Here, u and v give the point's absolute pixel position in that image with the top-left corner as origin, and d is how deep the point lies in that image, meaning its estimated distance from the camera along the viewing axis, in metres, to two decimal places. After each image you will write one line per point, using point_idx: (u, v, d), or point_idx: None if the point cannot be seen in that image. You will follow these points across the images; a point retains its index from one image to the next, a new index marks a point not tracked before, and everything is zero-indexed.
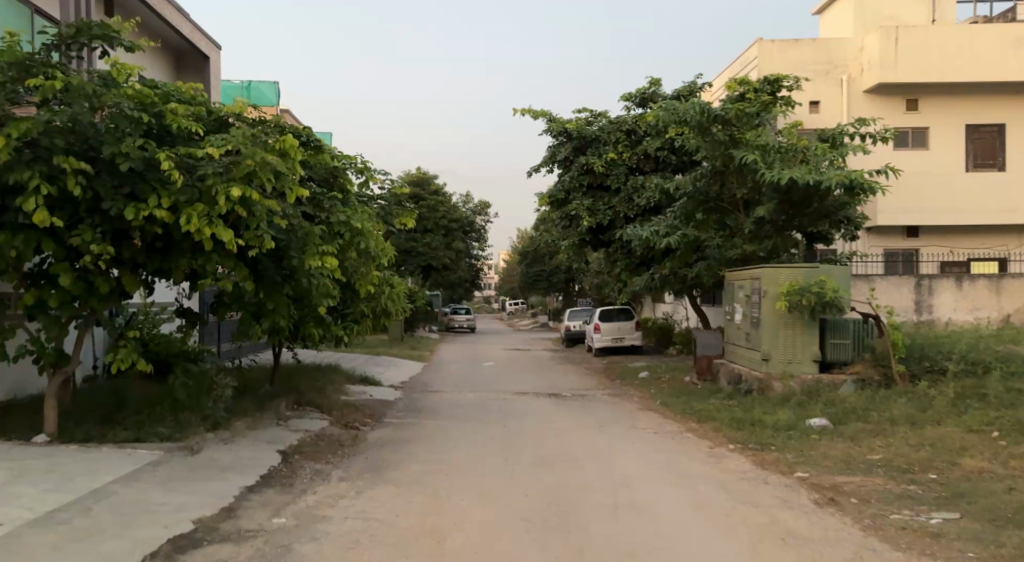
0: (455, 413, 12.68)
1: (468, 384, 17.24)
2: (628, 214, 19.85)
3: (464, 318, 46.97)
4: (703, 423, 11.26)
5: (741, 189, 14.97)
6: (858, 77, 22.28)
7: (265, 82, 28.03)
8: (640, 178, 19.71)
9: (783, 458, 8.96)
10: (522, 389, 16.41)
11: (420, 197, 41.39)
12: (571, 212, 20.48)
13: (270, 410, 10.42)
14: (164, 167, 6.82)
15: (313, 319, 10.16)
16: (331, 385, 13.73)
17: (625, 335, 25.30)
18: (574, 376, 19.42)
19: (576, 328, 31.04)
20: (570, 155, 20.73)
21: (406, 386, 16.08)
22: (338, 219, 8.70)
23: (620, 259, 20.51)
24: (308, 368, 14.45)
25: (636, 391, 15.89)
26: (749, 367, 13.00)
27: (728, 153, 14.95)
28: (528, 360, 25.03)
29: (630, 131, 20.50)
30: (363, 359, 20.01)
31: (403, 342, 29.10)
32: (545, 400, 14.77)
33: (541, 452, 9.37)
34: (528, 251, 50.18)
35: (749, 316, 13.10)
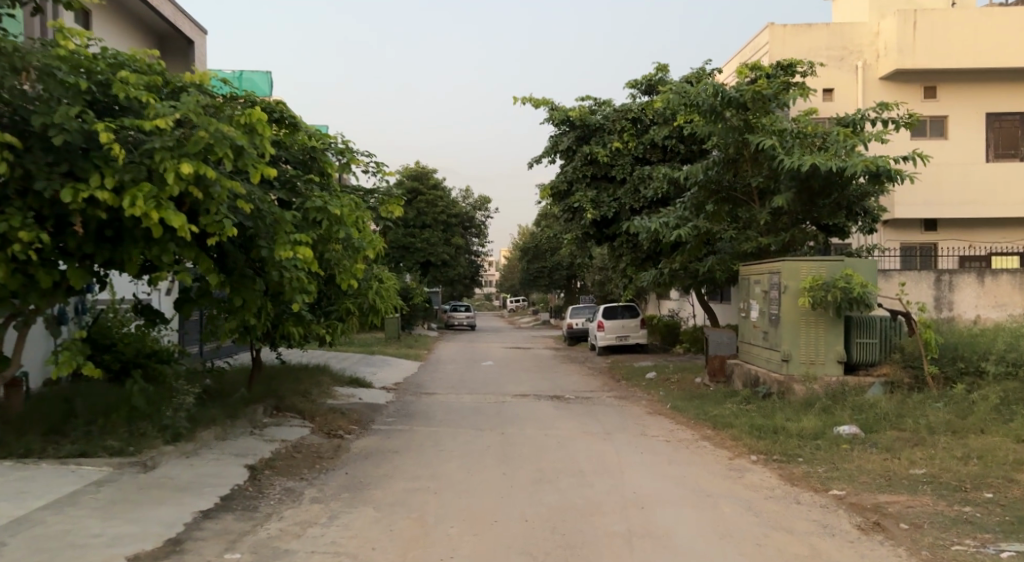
0: (449, 419, 11.73)
1: (465, 385, 16.28)
2: (633, 205, 18.87)
3: (464, 315, 45.98)
4: (719, 431, 10.30)
5: (757, 177, 14.01)
6: (874, 62, 21.25)
7: (258, 74, 27.03)
8: (647, 168, 18.73)
9: (814, 473, 8.01)
10: (522, 391, 15.45)
11: (419, 191, 40.42)
12: (574, 205, 19.52)
13: (244, 418, 9.46)
14: (103, 140, 5.88)
15: (292, 318, 9.24)
16: (317, 388, 12.78)
17: (630, 333, 24.35)
18: (577, 376, 18.45)
19: (579, 325, 30.07)
20: (573, 145, 19.77)
21: (398, 388, 15.14)
22: (314, 204, 7.76)
23: (626, 254, 19.54)
24: (294, 369, 13.50)
25: (643, 393, 14.93)
26: (767, 368, 12.03)
27: (743, 140, 14.00)
28: (529, 359, 24.07)
29: (636, 119, 19.52)
30: (356, 359, 19.05)
31: (399, 340, 28.12)
32: (547, 404, 13.82)
33: (543, 466, 8.41)
34: (529, 247, 49.21)
35: (767, 314, 12.14)
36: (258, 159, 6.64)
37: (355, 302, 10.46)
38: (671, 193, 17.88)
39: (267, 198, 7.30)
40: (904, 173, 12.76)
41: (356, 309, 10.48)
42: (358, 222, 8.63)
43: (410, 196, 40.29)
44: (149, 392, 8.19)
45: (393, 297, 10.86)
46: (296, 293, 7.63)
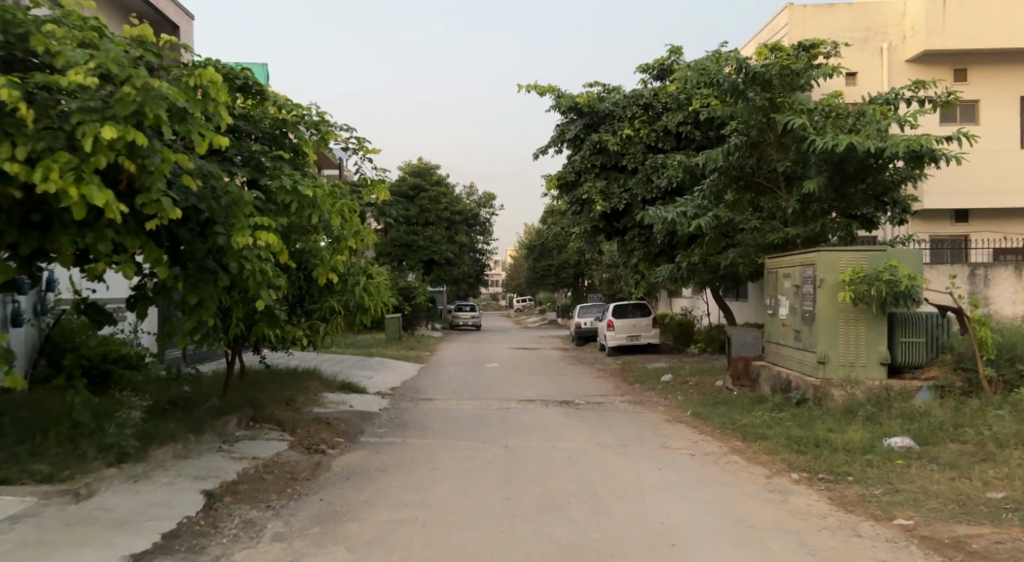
0: (447, 429, 10.58)
1: (466, 389, 15.15)
2: (646, 196, 17.70)
3: (469, 315, 44.84)
4: (750, 443, 9.12)
5: (783, 162, 12.85)
6: (901, 44, 20.00)
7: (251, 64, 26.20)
8: (660, 157, 17.53)
9: (870, 496, 6.83)
10: (528, 396, 14.31)
11: (421, 188, 39.33)
12: (582, 196, 18.32)
13: (212, 431, 8.33)
14: (8, 100, 4.76)
15: (266, 317, 8.15)
16: (304, 395, 11.66)
17: (642, 333, 23.24)
18: (587, 380, 17.29)
19: (587, 325, 28.91)
20: (581, 133, 18.62)
21: (394, 393, 14.00)
22: (281, 184, 6.63)
23: (638, 248, 18.36)
24: (279, 373, 12.37)
25: (659, 397, 13.76)
26: (800, 372, 10.84)
27: (767, 122, 12.85)
28: (535, 361, 22.92)
29: (648, 105, 18.35)
30: (351, 363, 17.93)
31: (400, 341, 27.00)
32: (555, 411, 12.66)
33: (552, 487, 7.25)
34: (535, 245, 48.04)
35: (799, 311, 10.96)
36: (207, 126, 5.53)
37: (340, 299, 9.38)
38: (687, 182, 16.68)
39: (224, 175, 6.21)
40: (948, 154, 11.56)
41: (341, 306, 9.40)
42: (336, 207, 7.48)
43: (412, 193, 39.21)
44: (95, 405, 7.06)
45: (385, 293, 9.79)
46: (261, 287, 6.53)
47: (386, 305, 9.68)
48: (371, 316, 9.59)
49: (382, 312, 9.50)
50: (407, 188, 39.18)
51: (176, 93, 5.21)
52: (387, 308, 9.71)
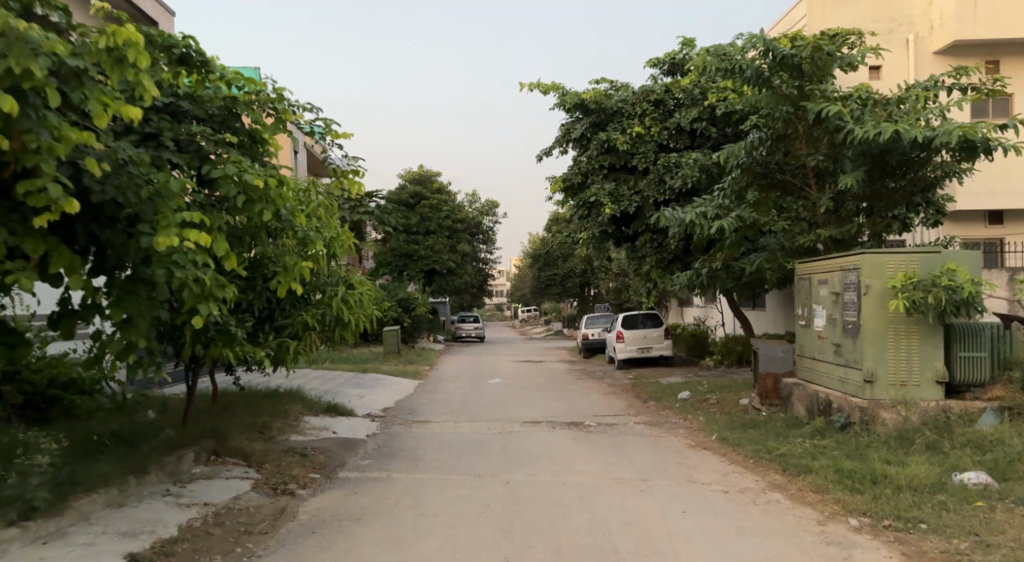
0: (440, 459, 9.28)
1: (465, 409, 13.87)
2: (658, 198, 16.43)
3: (473, 326, 43.54)
4: (792, 480, 7.82)
5: (814, 156, 11.59)
6: (928, 35, 18.72)
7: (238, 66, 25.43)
8: (674, 155, 16.27)
9: (955, 554, 5.52)
10: (533, 416, 13.01)
11: (422, 196, 38.10)
12: (590, 199, 17.05)
13: (159, 471, 7.08)
14: None
15: (221, 335, 6.90)
16: (282, 422, 10.42)
17: (653, 344, 21.94)
18: (596, 397, 15.98)
19: (595, 336, 27.59)
20: (587, 133, 17.37)
21: (385, 416, 12.70)
22: (224, 172, 5.36)
23: (651, 254, 17.11)
24: (254, 397, 11.09)
25: (677, 418, 12.46)
26: (841, 391, 9.53)
27: (795, 112, 11.63)
28: (541, 375, 21.61)
29: (659, 102, 17.11)
30: (342, 380, 16.65)
31: (399, 354, 25.72)
32: (563, 435, 11.35)
33: (562, 541, 5.95)
34: (540, 254, 46.76)
35: (840, 321, 9.67)
36: (113, 94, 4.28)
37: (316, 312, 8.12)
38: (704, 181, 15.42)
39: (147, 161, 4.96)
40: (1005, 143, 10.27)
41: (317, 320, 8.16)
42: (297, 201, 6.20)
43: (413, 201, 37.95)
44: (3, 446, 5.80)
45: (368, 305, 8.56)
46: (200, 300, 5.28)
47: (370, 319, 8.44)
48: (352, 332, 8.35)
49: (365, 328, 8.27)
50: (407, 196, 37.94)
51: (53, 45, 3.97)
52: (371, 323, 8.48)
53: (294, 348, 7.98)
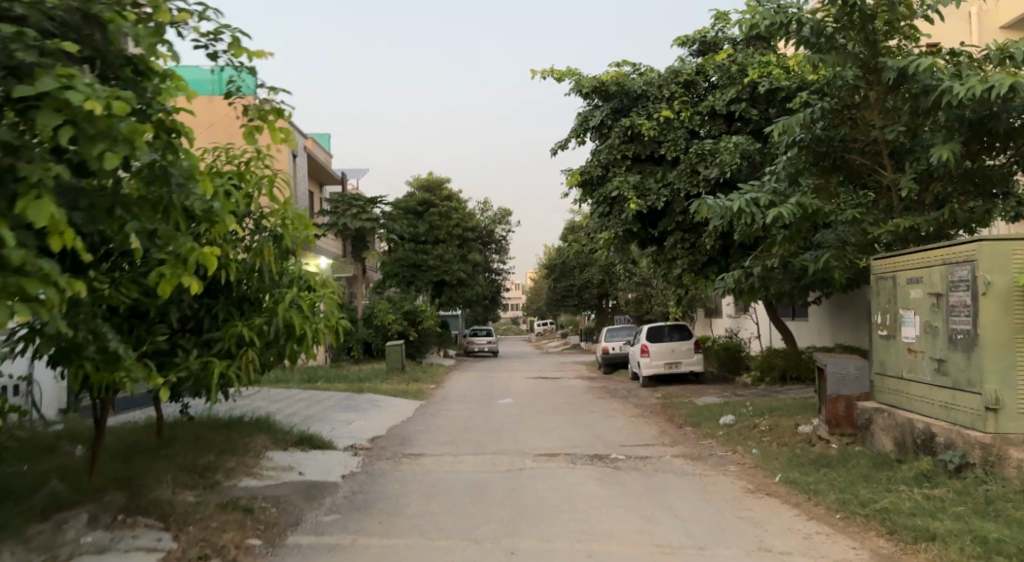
0: (427, 511, 7.16)
1: (469, 438, 11.75)
2: (690, 191, 14.25)
3: (486, 340, 41.42)
4: (907, 551, 5.63)
5: (893, 127, 9.44)
6: (994, 8, 16.47)
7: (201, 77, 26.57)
8: (708, 142, 14.11)
9: None
10: (548, 448, 10.88)
11: (431, 203, 36.04)
12: (611, 194, 14.88)
13: (20, 546, 5.01)
14: None
15: (103, 355, 4.84)
16: (238, 463, 8.38)
17: (681, 359, 19.75)
18: (622, 421, 13.80)
19: (616, 350, 25.40)
20: (608, 120, 15.25)
21: (371, 449, 10.61)
22: (38, 92, 3.31)
23: (682, 256, 14.92)
24: (206, 432, 9.04)
25: (724, 451, 10.29)
26: (948, 421, 7.35)
27: (865, 76, 9.59)
28: (558, 394, 19.44)
29: (690, 84, 15.03)
30: (331, 403, 14.61)
31: (403, 372, 23.65)
32: (585, 474, 9.20)
33: None
34: (556, 263, 44.60)
35: (943, 330, 7.50)
36: None
37: (256, 323, 6.10)
38: (745, 169, 13.30)
39: None
40: None
41: (256, 333, 6.13)
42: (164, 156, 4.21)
43: (421, 208, 35.88)
44: None
45: (335, 314, 6.58)
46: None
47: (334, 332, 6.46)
48: (310, 349, 6.33)
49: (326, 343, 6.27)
50: (416, 203, 35.88)
51: None
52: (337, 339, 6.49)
53: (229, 369, 5.93)
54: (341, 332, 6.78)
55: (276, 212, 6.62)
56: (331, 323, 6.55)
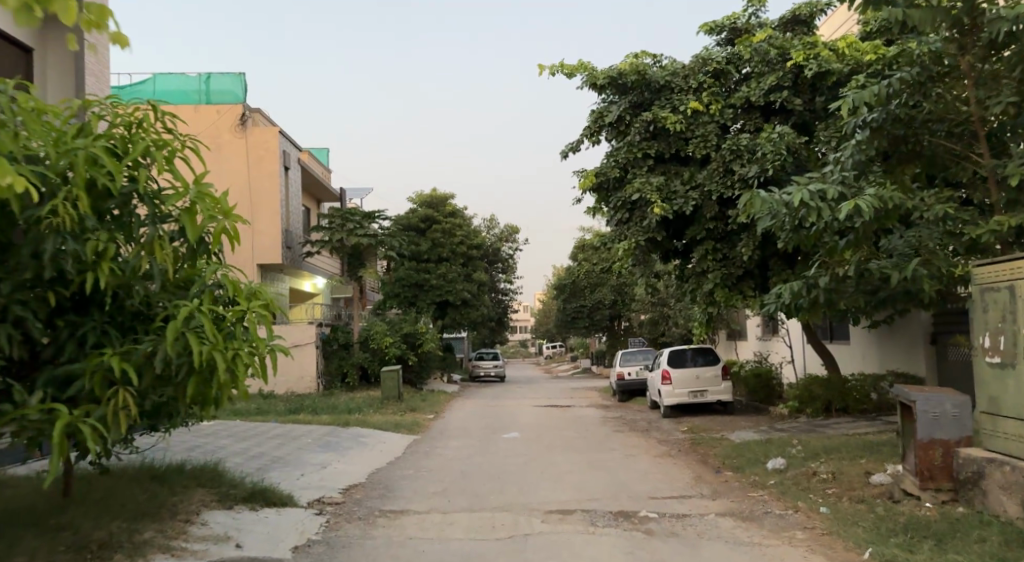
0: None
1: (465, 486, 9.75)
2: (724, 194, 12.25)
3: (492, 364, 39.38)
4: None
5: (996, 101, 7.46)
6: None
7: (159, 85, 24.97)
8: (745, 136, 12.17)
9: None
10: (560, 500, 8.87)
11: (434, 220, 34.23)
12: (630, 198, 12.87)
13: None
14: None
15: None
16: (153, 534, 6.42)
17: (707, 387, 17.73)
18: (647, 462, 11.79)
19: (632, 376, 23.36)
20: (626, 115, 13.27)
21: (342, 503, 8.64)
22: None
23: (713, 269, 12.89)
24: (121, 490, 7.09)
25: (781, 508, 8.26)
26: None
27: (957, 38, 7.65)
28: (570, 426, 17.43)
29: (721, 73, 13.07)
30: (308, 443, 12.66)
31: (400, 401, 21.67)
32: (610, 540, 7.17)
33: None
34: (565, 284, 42.53)
35: None
36: None
37: (138, 356, 4.25)
38: (790, 165, 11.36)
39: None
40: None
41: (136, 364, 4.22)
42: None
43: (424, 225, 34.16)
44: None
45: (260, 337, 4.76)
46: None
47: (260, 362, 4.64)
48: (221, 386, 4.49)
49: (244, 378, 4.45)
50: (418, 220, 34.12)
51: None
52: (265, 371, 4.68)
53: (86, 419, 4.00)
54: (270, 361, 4.97)
55: (178, 193, 4.68)
56: (255, 349, 4.72)
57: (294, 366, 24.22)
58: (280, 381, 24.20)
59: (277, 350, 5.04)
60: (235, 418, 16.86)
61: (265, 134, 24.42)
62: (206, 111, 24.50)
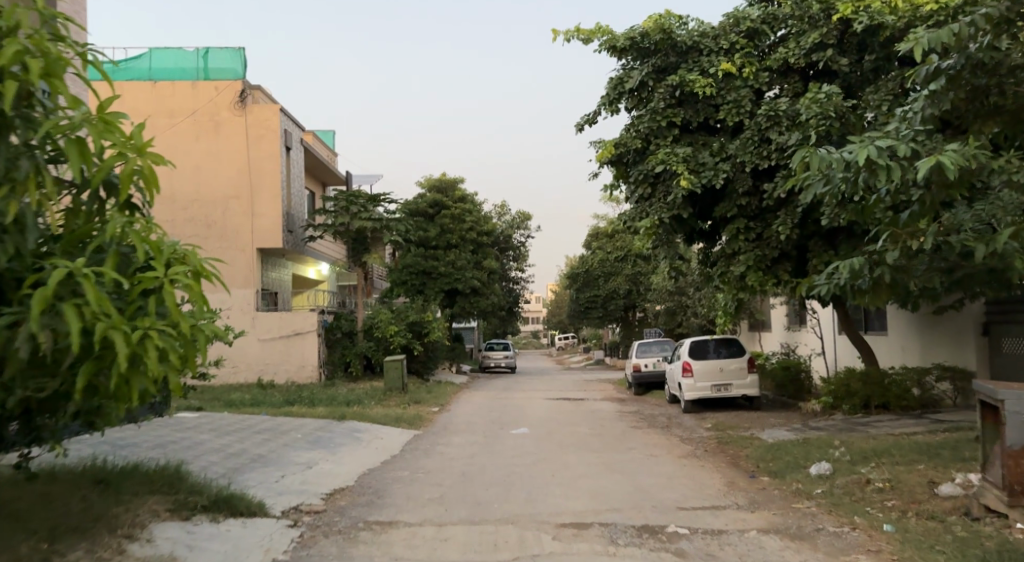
0: None
1: (465, 491, 8.54)
2: (758, 166, 10.97)
3: (502, 355, 38.17)
4: None
5: None
6: None
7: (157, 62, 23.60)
8: (783, 100, 10.89)
9: None
10: (574, 511, 7.64)
11: (442, 205, 33.05)
12: (653, 170, 11.59)
13: None
14: None
15: None
16: (79, 555, 5.21)
17: (731, 380, 16.48)
18: (671, 463, 10.56)
19: (650, 367, 22.12)
20: (649, 80, 11.97)
21: (322, 513, 7.46)
22: None
23: (745, 251, 11.56)
24: (52, 499, 5.94)
25: (836, 524, 7.02)
26: None
27: None
28: (584, 421, 16.21)
29: (756, 33, 11.75)
30: (298, 439, 11.51)
31: (403, 392, 20.50)
32: None
33: None
34: (578, 273, 41.19)
35: None
36: None
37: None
38: (839, 131, 9.97)
39: None
40: None
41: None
42: None
43: (432, 210, 33.02)
44: None
45: (180, 315, 3.69)
46: None
47: (174, 349, 3.58)
48: (121, 379, 3.45)
49: (155, 372, 3.41)
50: (426, 205, 32.98)
51: None
52: (181, 361, 3.63)
53: None
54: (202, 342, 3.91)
55: (67, 122, 3.55)
56: (173, 330, 3.65)
57: (295, 354, 23.11)
58: (280, 370, 23.09)
59: (209, 329, 3.98)
60: (226, 409, 15.76)
61: (265, 112, 23.23)
62: (204, 87, 23.21)
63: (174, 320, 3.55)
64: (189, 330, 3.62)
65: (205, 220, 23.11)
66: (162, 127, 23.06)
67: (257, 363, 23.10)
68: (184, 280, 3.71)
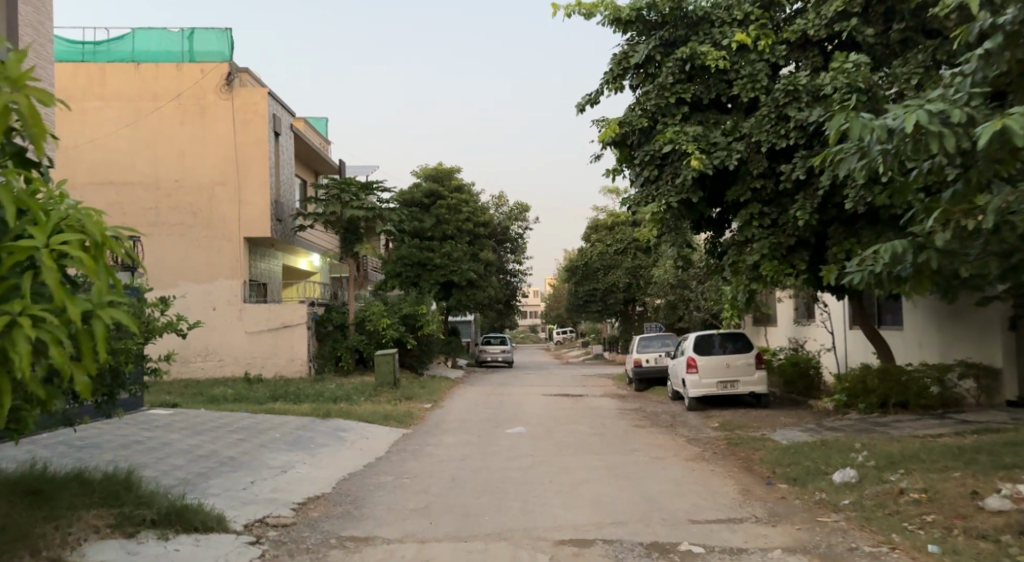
0: None
1: (453, 500, 7.69)
2: (775, 145, 10.12)
3: (499, 349, 37.34)
4: None
5: None
6: None
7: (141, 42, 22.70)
8: (803, 74, 10.04)
9: None
10: (574, 525, 6.79)
11: (438, 195, 32.19)
12: (660, 151, 10.74)
13: None
14: None
15: None
16: None
17: (738, 376, 15.65)
18: (678, 467, 9.74)
19: (652, 363, 21.31)
20: (656, 54, 11.11)
21: (290, 526, 6.63)
22: None
23: (759, 238, 10.67)
24: None
25: (871, 543, 6.18)
26: None
27: None
28: (583, 418, 15.41)
29: (772, 4, 10.91)
30: (276, 439, 10.67)
31: (395, 388, 19.67)
32: None
33: None
34: (577, 266, 40.30)
35: None
36: None
37: None
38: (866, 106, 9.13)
39: None
40: None
41: None
42: None
43: (428, 200, 32.16)
44: None
45: (67, 294, 2.85)
46: None
47: (57, 335, 2.74)
48: None
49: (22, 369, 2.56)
50: (422, 195, 32.13)
51: None
52: (68, 350, 2.79)
53: None
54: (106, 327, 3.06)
55: None
56: (55, 313, 2.81)
57: (283, 348, 22.26)
58: (268, 364, 22.24)
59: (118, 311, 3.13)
60: (204, 405, 14.89)
61: (252, 95, 22.33)
62: (189, 69, 22.35)
63: (52, 299, 2.71)
64: (78, 317, 2.78)
65: (189, 208, 22.16)
66: (144, 111, 22.09)
67: (244, 356, 22.22)
68: (72, 247, 2.87)
